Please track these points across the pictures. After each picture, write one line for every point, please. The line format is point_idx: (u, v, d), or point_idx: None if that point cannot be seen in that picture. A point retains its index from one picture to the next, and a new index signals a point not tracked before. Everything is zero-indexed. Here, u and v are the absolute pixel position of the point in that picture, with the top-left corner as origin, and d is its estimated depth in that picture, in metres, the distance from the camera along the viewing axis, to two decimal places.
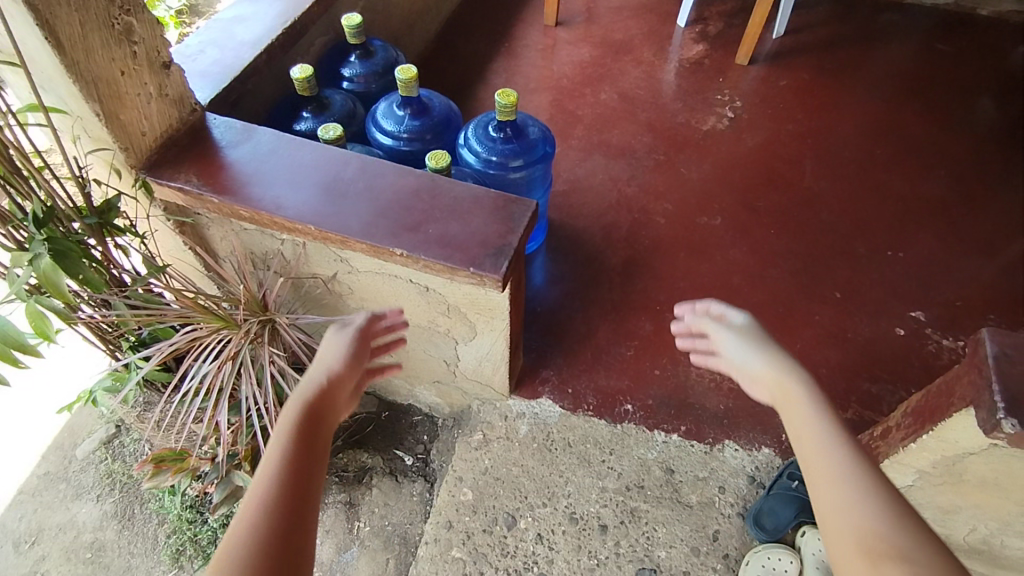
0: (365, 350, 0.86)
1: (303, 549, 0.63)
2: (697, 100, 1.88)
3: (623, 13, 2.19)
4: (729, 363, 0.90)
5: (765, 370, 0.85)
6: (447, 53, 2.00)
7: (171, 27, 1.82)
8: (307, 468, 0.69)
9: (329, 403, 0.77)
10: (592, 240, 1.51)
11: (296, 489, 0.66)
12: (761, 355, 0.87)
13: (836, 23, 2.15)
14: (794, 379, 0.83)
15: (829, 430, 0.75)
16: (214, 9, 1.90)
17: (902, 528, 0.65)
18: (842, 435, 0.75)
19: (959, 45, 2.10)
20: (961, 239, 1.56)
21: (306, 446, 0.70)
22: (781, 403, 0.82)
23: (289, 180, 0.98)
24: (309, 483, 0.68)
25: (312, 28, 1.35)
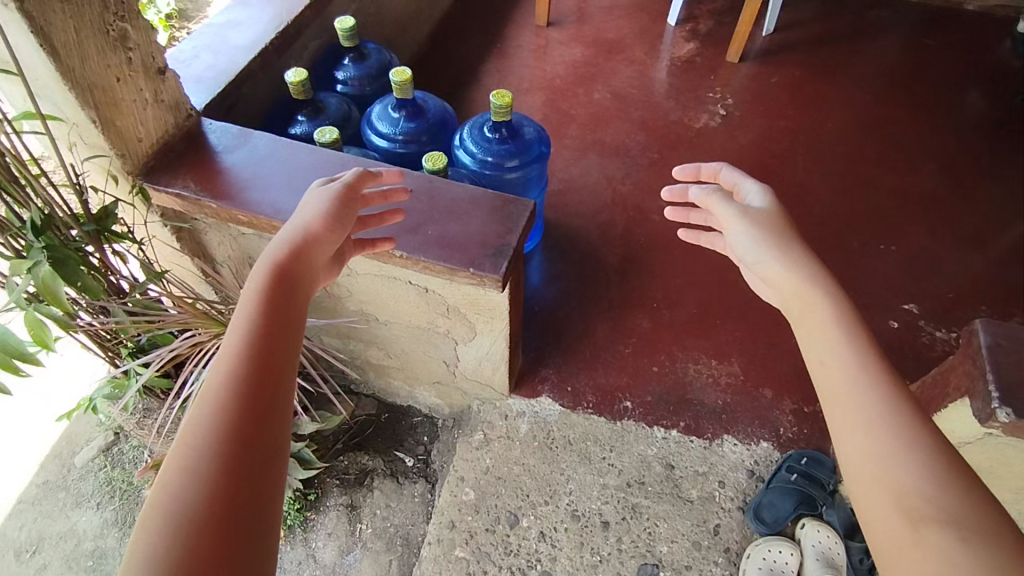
0: (348, 205, 0.80)
1: (277, 398, 0.64)
2: (689, 98, 1.89)
3: (614, 12, 2.20)
4: (743, 259, 0.88)
5: (782, 275, 0.82)
6: (440, 55, 2.01)
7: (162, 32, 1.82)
8: (282, 324, 0.68)
9: (306, 263, 0.74)
10: (588, 238, 1.51)
11: (270, 347, 0.66)
12: (771, 252, 0.84)
13: (825, 20, 2.17)
14: (817, 293, 0.79)
15: (859, 363, 0.73)
16: (204, 14, 1.90)
17: (946, 481, 0.64)
18: (875, 371, 0.72)
19: (946, 40, 2.12)
20: (952, 231, 1.58)
21: (280, 308, 0.69)
22: (801, 328, 0.80)
23: (286, 184, 0.98)
24: (285, 343, 0.67)
25: (306, 32, 1.35)
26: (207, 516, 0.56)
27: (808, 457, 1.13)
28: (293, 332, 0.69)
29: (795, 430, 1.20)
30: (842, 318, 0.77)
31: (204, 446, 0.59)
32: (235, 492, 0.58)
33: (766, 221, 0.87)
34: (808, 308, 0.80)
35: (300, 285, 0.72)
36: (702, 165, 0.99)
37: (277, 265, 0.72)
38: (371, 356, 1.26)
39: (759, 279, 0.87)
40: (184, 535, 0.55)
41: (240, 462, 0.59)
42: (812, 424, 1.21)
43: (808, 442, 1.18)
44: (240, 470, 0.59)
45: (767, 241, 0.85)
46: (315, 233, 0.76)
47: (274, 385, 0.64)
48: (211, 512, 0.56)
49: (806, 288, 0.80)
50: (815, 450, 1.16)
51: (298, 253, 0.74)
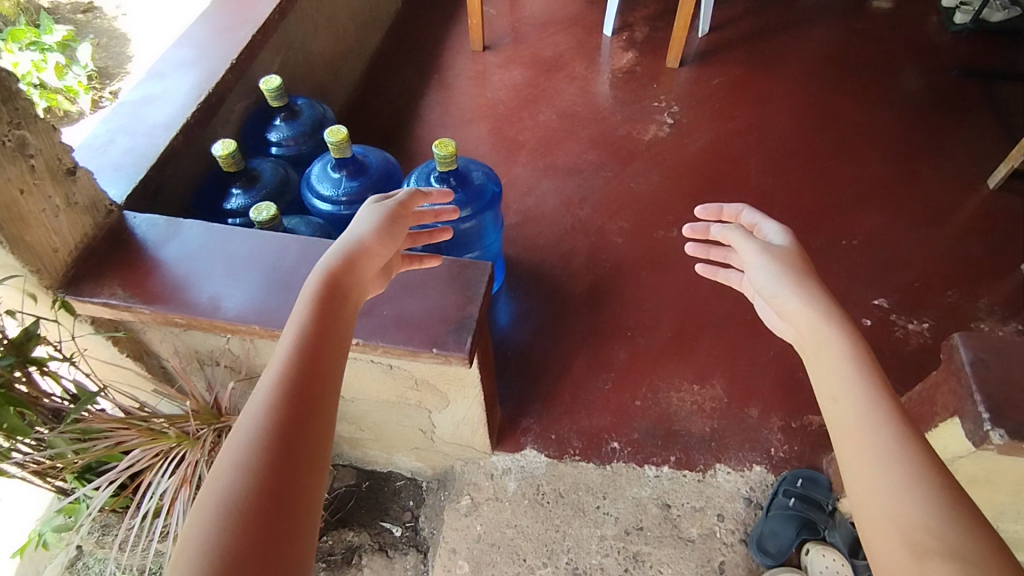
0: (401, 220, 0.81)
1: (326, 400, 0.62)
2: (636, 110, 1.87)
3: (549, 28, 2.17)
4: (760, 294, 0.89)
5: (799, 309, 0.82)
6: (378, 93, 1.95)
7: (82, 94, 1.67)
8: (335, 327, 0.66)
9: (354, 271, 0.73)
10: (553, 271, 1.47)
11: (323, 349, 0.64)
12: (789, 287, 0.84)
13: (757, 13, 2.18)
14: (828, 328, 0.78)
15: (870, 398, 0.70)
16: (126, 70, 1.76)
17: (955, 523, 0.59)
18: (882, 410, 0.69)
19: (876, 22, 2.15)
20: (909, 217, 1.58)
21: (331, 312, 0.68)
22: (813, 356, 0.78)
23: (225, 275, 0.91)
24: (335, 347, 0.66)
25: (230, 96, 1.27)
26: (251, 516, 0.52)
27: (803, 478, 1.11)
28: (343, 337, 0.67)
29: (786, 449, 1.17)
30: (851, 352, 0.75)
31: (257, 440, 0.57)
32: (279, 493, 0.54)
33: (784, 257, 0.88)
34: (823, 334, 0.78)
35: (350, 289, 0.71)
36: (724, 206, 1.01)
37: (332, 270, 0.71)
38: (342, 431, 1.19)
39: (775, 313, 0.87)
40: (229, 535, 0.51)
41: (287, 460, 0.56)
42: (801, 440, 1.19)
43: (800, 460, 1.16)
44: (288, 470, 0.56)
45: (784, 274, 0.85)
46: (369, 242, 0.76)
47: (325, 388, 0.62)
48: (258, 510, 0.53)
49: (820, 316, 0.79)
50: (808, 469, 1.14)
51: (350, 258, 0.73)
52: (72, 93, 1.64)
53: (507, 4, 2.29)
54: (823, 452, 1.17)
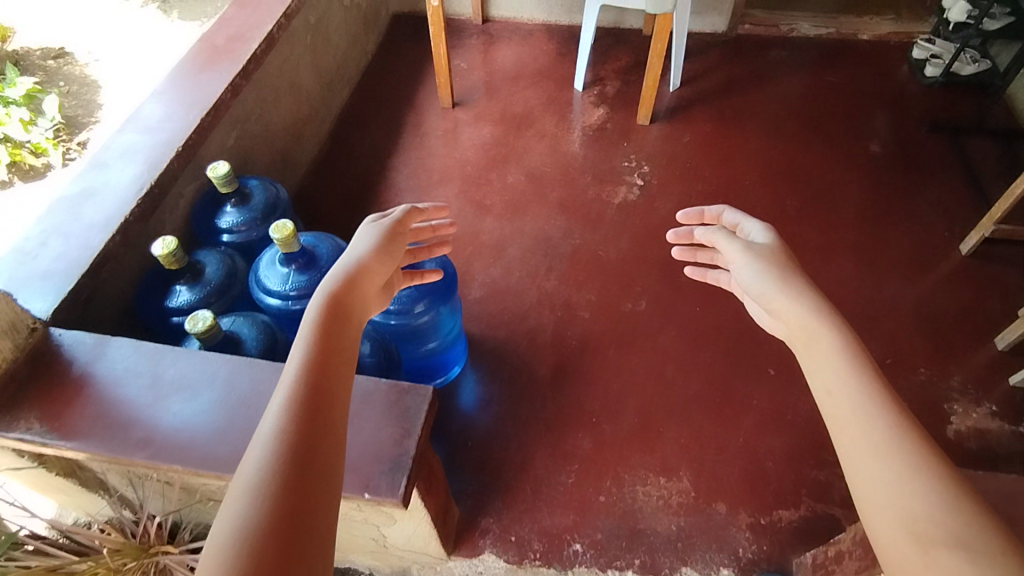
0: (399, 239, 0.90)
1: (336, 408, 0.66)
2: (606, 170, 1.84)
3: (520, 82, 2.15)
4: (750, 295, 0.89)
5: (791, 306, 0.82)
6: (344, 154, 1.91)
7: (52, 150, 1.57)
8: (338, 343, 0.72)
9: (356, 291, 0.79)
10: (517, 350, 1.43)
11: (330, 363, 0.69)
12: (776, 285, 0.85)
13: (729, 66, 2.18)
14: (821, 323, 0.78)
15: (865, 390, 0.71)
16: (97, 118, 1.68)
17: (958, 511, 0.59)
18: (880, 402, 0.69)
19: (847, 74, 2.14)
20: (880, 285, 1.55)
21: (336, 329, 0.73)
22: (806, 351, 0.79)
23: (152, 401, 0.86)
24: (341, 361, 0.70)
25: (176, 183, 1.23)
26: (272, 515, 0.56)
27: None
28: (350, 353, 0.72)
29: (755, 549, 1.13)
30: (846, 343, 0.76)
31: (274, 446, 0.61)
32: (297, 492, 0.58)
33: (769, 256, 0.89)
34: (813, 332, 0.78)
35: (354, 306, 0.77)
36: (706, 210, 1.06)
37: (337, 288, 0.77)
38: None
39: (767, 313, 0.87)
40: (253, 533, 0.55)
41: (302, 463, 0.60)
42: (770, 539, 1.14)
43: (769, 562, 1.12)
44: (304, 471, 0.60)
45: (771, 273, 0.86)
46: (371, 259, 0.84)
47: (336, 398, 0.67)
48: (277, 508, 0.57)
49: (812, 308, 0.80)
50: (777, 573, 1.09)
51: (354, 276, 0.80)
52: (41, 151, 1.56)
53: (478, 58, 2.27)
54: (793, 553, 1.13)
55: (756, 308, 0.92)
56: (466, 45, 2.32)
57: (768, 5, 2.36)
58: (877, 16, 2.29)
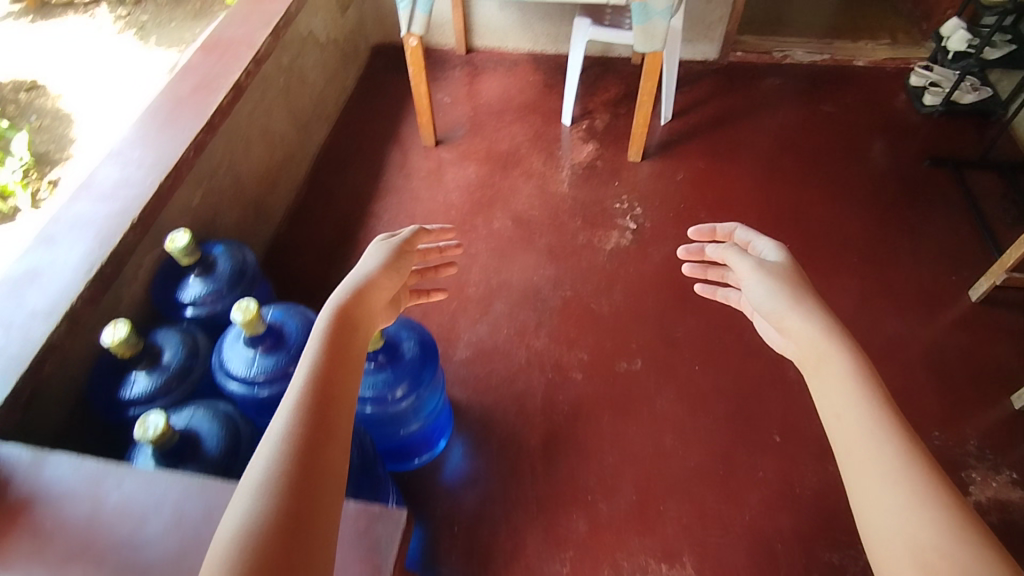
0: (406, 254, 0.93)
1: (343, 413, 0.68)
2: (596, 212, 1.76)
3: (506, 118, 2.07)
4: (762, 312, 0.87)
5: (802, 326, 0.79)
6: (321, 200, 1.82)
7: (19, 192, 1.44)
8: (348, 350, 0.73)
9: (365, 301, 0.80)
10: (505, 418, 1.34)
11: (338, 370, 0.70)
12: (786, 302, 0.82)
13: (721, 97, 2.11)
14: (831, 345, 0.75)
15: (877, 418, 0.68)
16: (68, 152, 1.54)
17: (965, 543, 0.58)
18: (891, 430, 0.67)
19: (844, 103, 2.07)
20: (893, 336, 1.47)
21: (337, 352, 0.72)
22: (815, 373, 0.76)
23: (91, 531, 0.77)
24: (350, 368, 0.72)
25: (132, 256, 1.14)
26: (279, 518, 0.58)
27: None
28: (358, 360, 0.74)
29: None
30: (859, 367, 0.72)
31: (283, 452, 0.62)
32: (302, 497, 0.60)
33: (779, 271, 0.87)
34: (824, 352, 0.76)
35: (361, 314, 0.79)
36: (718, 226, 1.03)
37: (346, 298, 0.79)
38: None
39: (777, 332, 0.84)
40: (261, 537, 0.57)
41: (308, 468, 0.62)
42: None
43: None
44: (311, 477, 0.61)
45: (782, 290, 0.83)
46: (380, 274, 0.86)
47: (344, 404, 0.68)
48: (285, 511, 0.59)
49: (822, 327, 0.77)
50: None
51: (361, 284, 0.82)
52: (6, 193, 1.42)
53: (462, 91, 2.19)
54: None
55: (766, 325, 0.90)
56: (449, 78, 2.24)
57: (761, 31, 2.30)
58: (872, 41, 2.23)
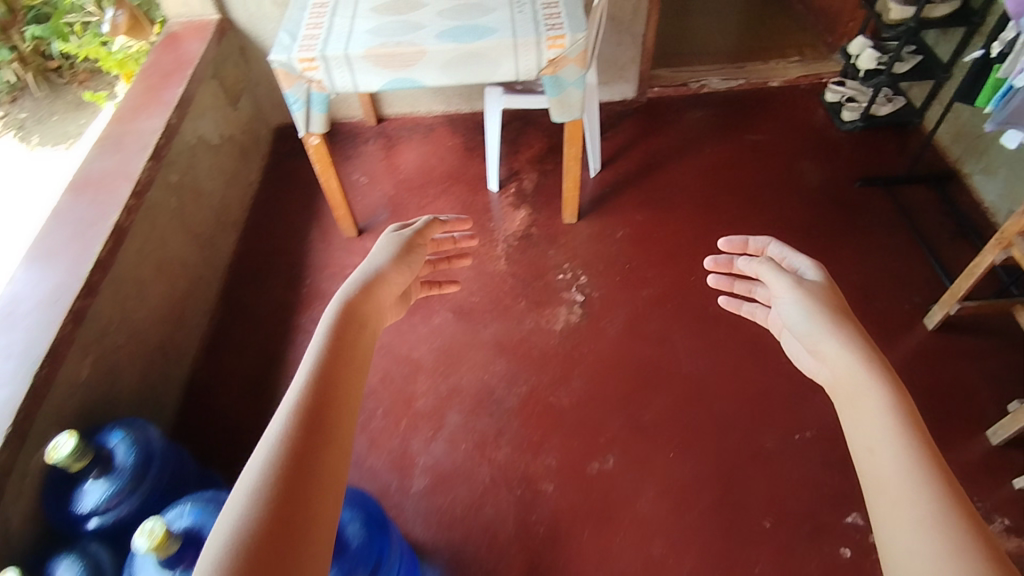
0: (416, 250, 0.88)
1: (348, 411, 0.59)
2: (539, 288, 1.66)
3: (430, 192, 1.95)
4: (796, 334, 0.78)
5: (838, 352, 0.70)
6: (241, 320, 1.65)
7: None
8: (359, 345, 0.66)
9: (374, 301, 0.74)
10: (478, 557, 1.21)
11: (346, 366, 0.63)
12: (824, 327, 0.73)
13: (647, 138, 2.07)
14: (866, 374, 0.65)
15: (914, 459, 0.57)
16: None
17: None
18: (929, 472, 0.56)
19: (767, 130, 2.07)
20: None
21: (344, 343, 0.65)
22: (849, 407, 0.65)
23: None
24: (359, 367, 0.64)
25: (10, 474, 0.97)
26: (267, 526, 0.48)
27: None
28: (367, 356, 0.67)
29: None
30: (899, 407, 0.61)
31: (279, 451, 0.53)
32: (296, 506, 0.50)
33: (818, 292, 0.78)
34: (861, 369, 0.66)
35: (371, 311, 0.73)
36: (751, 239, 0.95)
37: (355, 294, 0.73)
38: None
39: (810, 356, 0.75)
40: (246, 539, 0.47)
41: (305, 473, 0.52)
42: None
43: None
44: (306, 482, 0.51)
45: (817, 312, 0.75)
46: (390, 271, 0.81)
47: (353, 400, 0.61)
48: (273, 516, 0.48)
49: (860, 350, 0.68)
50: None
51: (373, 279, 0.77)
52: None
53: (377, 166, 2.05)
54: None
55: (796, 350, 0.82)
56: (363, 153, 2.10)
57: (673, 62, 2.27)
58: (782, 60, 2.24)
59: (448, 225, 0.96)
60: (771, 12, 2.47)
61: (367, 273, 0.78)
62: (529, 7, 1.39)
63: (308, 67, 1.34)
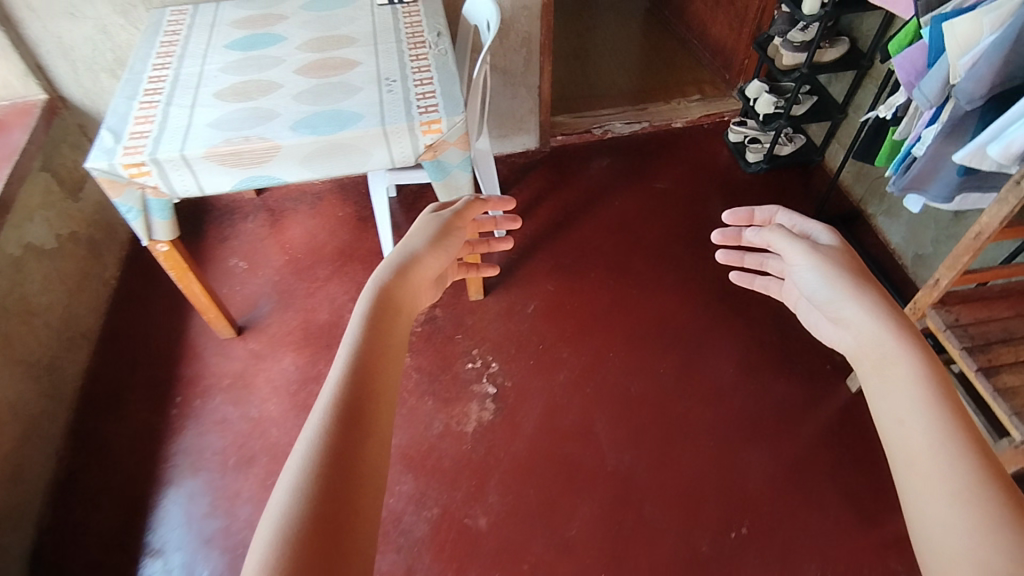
0: (452, 231, 0.91)
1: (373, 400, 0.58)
2: (447, 382, 1.49)
3: (320, 273, 1.75)
4: (814, 301, 0.78)
5: (860, 317, 0.69)
6: (96, 457, 1.39)
7: None
8: (388, 332, 0.67)
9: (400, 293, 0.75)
10: None
11: (375, 353, 0.63)
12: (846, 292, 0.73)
13: (554, 193, 1.94)
14: (893, 340, 0.63)
15: (942, 429, 0.55)
16: None
17: None
18: (961, 441, 0.54)
19: (675, 176, 2.00)
20: (804, 474, 1.32)
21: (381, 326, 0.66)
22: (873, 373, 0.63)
23: None
24: (384, 362, 0.63)
25: None
26: (314, 518, 0.47)
27: None
28: (397, 347, 0.67)
29: None
30: (925, 372, 0.60)
31: (315, 443, 0.52)
32: (336, 501, 0.48)
33: (836, 255, 0.77)
34: (881, 331, 0.66)
35: (402, 295, 0.74)
36: (757, 210, 0.97)
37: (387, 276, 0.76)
38: None
39: (831, 323, 0.75)
40: (295, 524, 0.46)
41: (339, 469, 0.50)
42: None
43: None
44: (344, 473, 0.51)
45: (835, 275, 0.75)
46: (425, 254, 0.83)
47: (384, 388, 0.60)
48: (311, 513, 0.47)
49: (887, 314, 0.67)
50: None
51: (406, 260, 0.80)
52: None
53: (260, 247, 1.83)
54: None
55: (813, 317, 0.82)
56: (242, 232, 1.87)
57: (574, 108, 2.18)
58: (683, 99, 2.19)
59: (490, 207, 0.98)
60: (669, 48, 2.43)
61: (398, 259, 0.80)
62: (401, 87, 1.24)
63: (136, 173, 1.12)
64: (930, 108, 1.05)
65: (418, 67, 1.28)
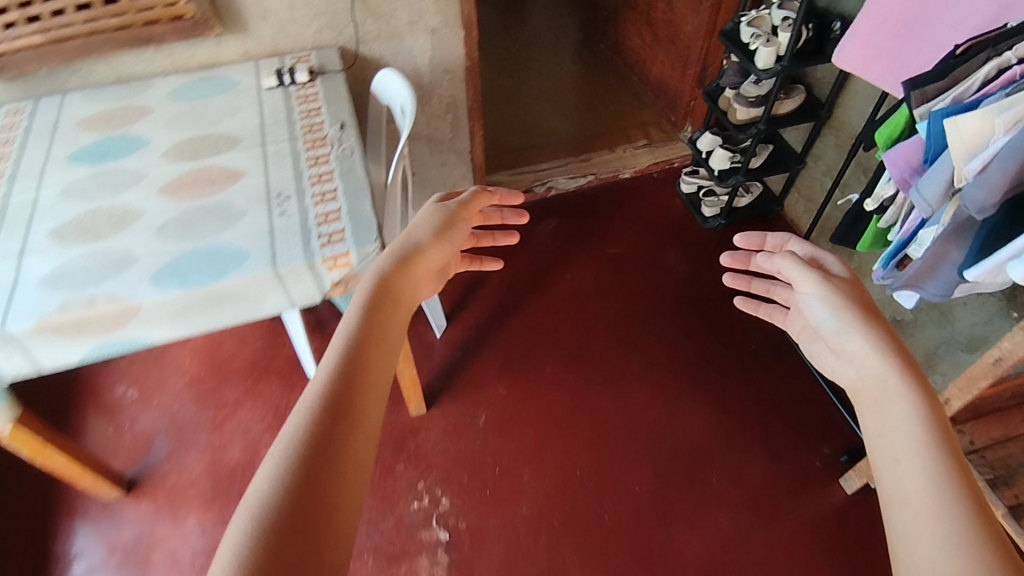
0: (456, 223, 1.03)
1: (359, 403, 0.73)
2: (391, 530, 1.28)
3: None
4: (821, 331, 0.97)
5: (866, 353, 0.86)
6: None
7: None
8: (373, 345, 0.80)
9: (390, 306, 0.87)
10: None
11: (359, 366, 0.76)
12: (853, 328, 0.90)
13: (497, 266, 1.73)
14: (897, 381, 0.81)
15: (934, 461, 0.71)
16: None
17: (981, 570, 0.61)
18: (945, 471, 0.70)
19: (629, 236, 1.82)
20: None
21: (375, 322, 0.83)
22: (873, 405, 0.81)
23: None
24: (378, 352, 0.80)
25: None
26: (311, 442, 0.66)
27: None
28: (383, 357, 0.80)
29: None
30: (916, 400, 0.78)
31: (311, 407, 0.70)
32: (329, 436, 0.68)
33: (845, 290, 0.96)
34: (884, 368, 0.84)
35: (398, 294, 0.89)
36: (768, 236, 1.13)
37: (389, 272, 0.89)
38: None
39: (837, 355, 0.93)
40: (304, 442, 0.66)
41: (333, 414, 0.70)
42: None
43: None
44: (326, 459, 0.66)
45: (840, 312, 0.92)
46: (428, 242, 0.97)
47: (367, 395, 0.74)
48: (311, 437, 0.67)
49: (889, 352, 0.84)
50: None
51: (409, 254, 0.94)
52: None
53: (173, 386, 1.71)
54: None
55: (819, 352, 1.00)
56: None
57: (512, 163, 1.97)
58: (629, 145, 2.02)
59: (495, 197, 1.08)
60: (609, 84, 2.25)
61: (400, 248, 0.94)
62: (296, 204, 1.00)
63: None
64: (930, 212, 0.90)
65: (317, 173, 1.05)
